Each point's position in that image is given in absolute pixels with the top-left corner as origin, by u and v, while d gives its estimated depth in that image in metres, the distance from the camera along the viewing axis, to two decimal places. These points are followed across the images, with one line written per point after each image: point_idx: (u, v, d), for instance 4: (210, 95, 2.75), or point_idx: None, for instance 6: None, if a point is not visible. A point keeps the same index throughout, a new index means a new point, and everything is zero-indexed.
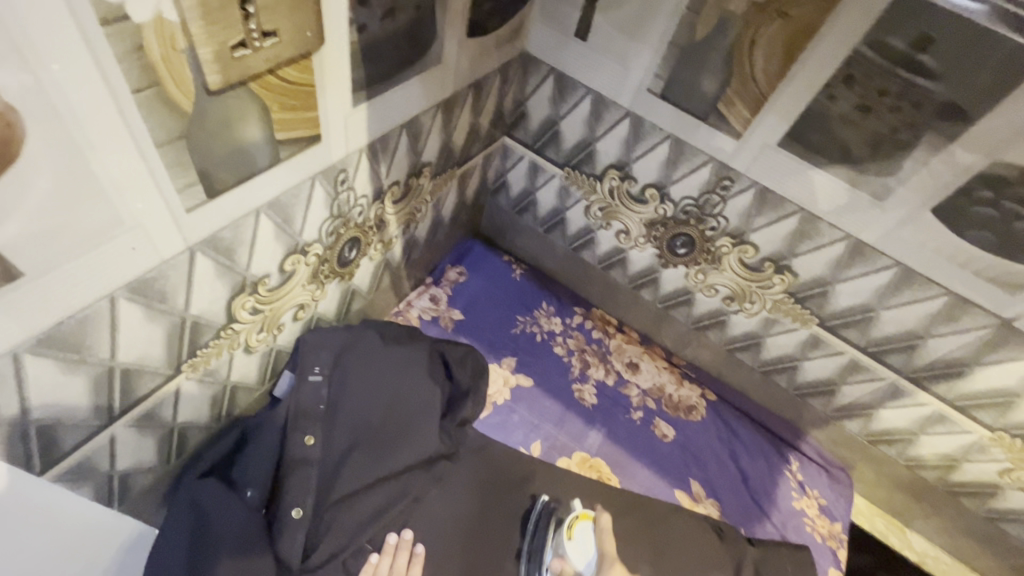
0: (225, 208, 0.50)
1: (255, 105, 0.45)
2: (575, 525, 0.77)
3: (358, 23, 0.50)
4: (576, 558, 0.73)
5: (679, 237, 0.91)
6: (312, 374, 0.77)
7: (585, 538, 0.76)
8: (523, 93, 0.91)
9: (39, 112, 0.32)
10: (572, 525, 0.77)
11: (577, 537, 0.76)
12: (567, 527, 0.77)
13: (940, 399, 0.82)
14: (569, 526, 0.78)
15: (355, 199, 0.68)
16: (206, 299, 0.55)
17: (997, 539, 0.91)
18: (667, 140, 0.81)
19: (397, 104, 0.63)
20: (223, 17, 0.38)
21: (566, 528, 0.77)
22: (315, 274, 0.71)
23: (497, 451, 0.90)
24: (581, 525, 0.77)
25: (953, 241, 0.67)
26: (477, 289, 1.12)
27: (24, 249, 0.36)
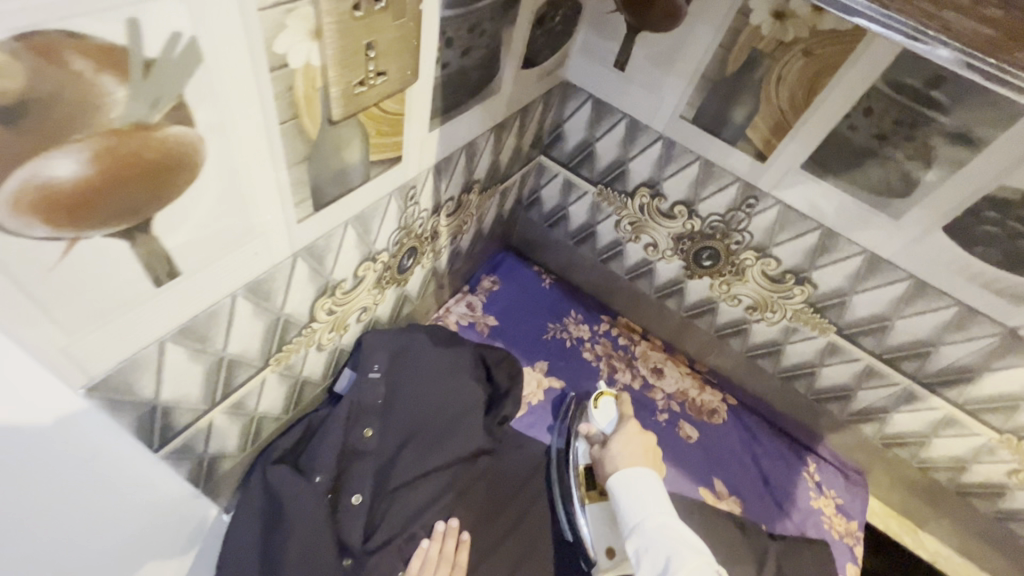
0: (324, 220, 0.57)
1: (360, 132, 0.53)
2: (600, 398, 0.96)
3: (442, 61, 0.58)
4: (600, 421, 0.92)
5: (705, 250, 0.97)
6: (371, 372, 0.84)
7: (607, 409, 0.94)
8: (562, 116, 0.98)
9: (218, 142, 0.39)
10: (598, 399, 0.95)
11: (601, 407, 0.94)
12: (595, 399, 0.95)
13: (950, 403, 0.88)
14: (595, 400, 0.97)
15: (419, 212, 0.76)
16: (298, 299, 0.62)
17: (1006, 539, 0.96)
18: (697, 161, 0.88)
19: (461, 128, 0.71)
20: (352, 62, 0.45)
21: (594, 400, 0.95)
22: (379, 279, 0.78)
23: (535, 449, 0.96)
24: (606, 400, 0.96)
25: (962, 256, 0.73)
26: (510, 297, 1.19)
27: (186, 253, 0.43)
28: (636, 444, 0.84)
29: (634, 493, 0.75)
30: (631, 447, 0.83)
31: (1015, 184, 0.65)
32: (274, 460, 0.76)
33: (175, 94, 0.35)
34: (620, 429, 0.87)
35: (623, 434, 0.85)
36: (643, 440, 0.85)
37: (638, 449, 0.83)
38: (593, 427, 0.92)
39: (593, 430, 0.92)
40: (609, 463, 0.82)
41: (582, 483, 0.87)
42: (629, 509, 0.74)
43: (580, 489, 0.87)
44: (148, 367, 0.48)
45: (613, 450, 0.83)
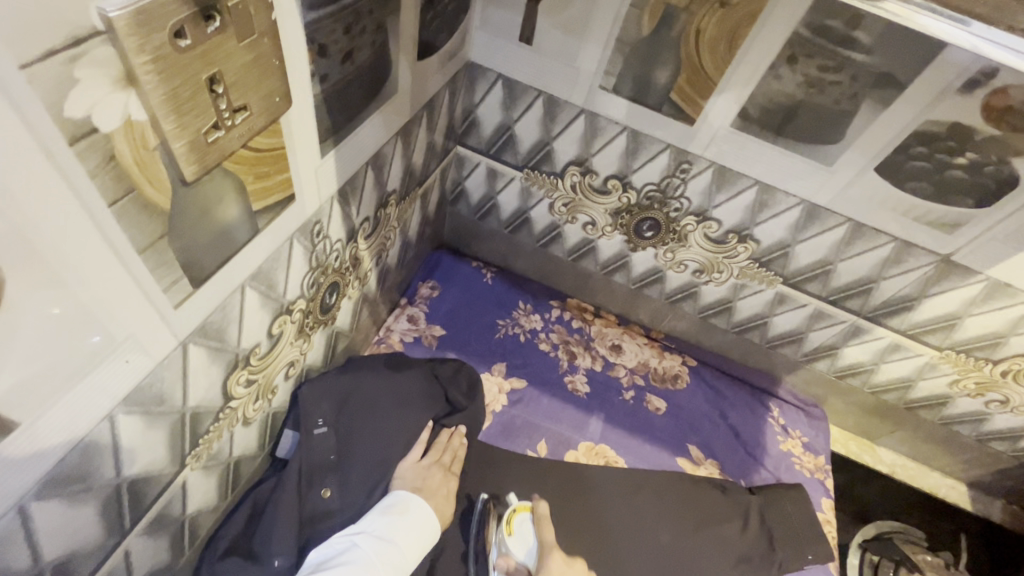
0: (212, 293, 0.46)
1: (231, 184, 0.42)
2: (513, 519, 0.80)
3: (320, 73, 0.47)
4: (518, 551, 0.77)
5: (645, 222, 0.93)
6: (317, 427, 0.74)
7: (525, 533, 0.79)
8: (472, 102, 0.89)
9: (16, 255, 0.29)
10: (512, 520, 0.80)
11: (517, 532, 0.79)
12: (507, 522, 0.80)
13: (895, 331, 0.90)
14: (508, 521, 0.80)
15: (332, 246, 0.65)
16: (203, 387, 0.51)
17: (952, 440, 1.04)
18: (624, 132, 0.82)
19: (361, 142, 0.61)
20: (194, 105, 0.34)
21: (506, 523, 0.80)
22: (302, 328, 0.68)
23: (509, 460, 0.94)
24: (520, 518, 0.80)
25: (897, 193, 0.73)
26: (453, 301, 1.11)
27: (17, 401, 0.33)
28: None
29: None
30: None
31: (941, 117, 0.64)
32: (222, 554, 0.67)
33: None
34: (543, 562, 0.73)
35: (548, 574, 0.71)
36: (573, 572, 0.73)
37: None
38: (511, 562, 0.77)
39: (512, 564, 0.76)
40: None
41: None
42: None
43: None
44: (15, 537, 0.37)
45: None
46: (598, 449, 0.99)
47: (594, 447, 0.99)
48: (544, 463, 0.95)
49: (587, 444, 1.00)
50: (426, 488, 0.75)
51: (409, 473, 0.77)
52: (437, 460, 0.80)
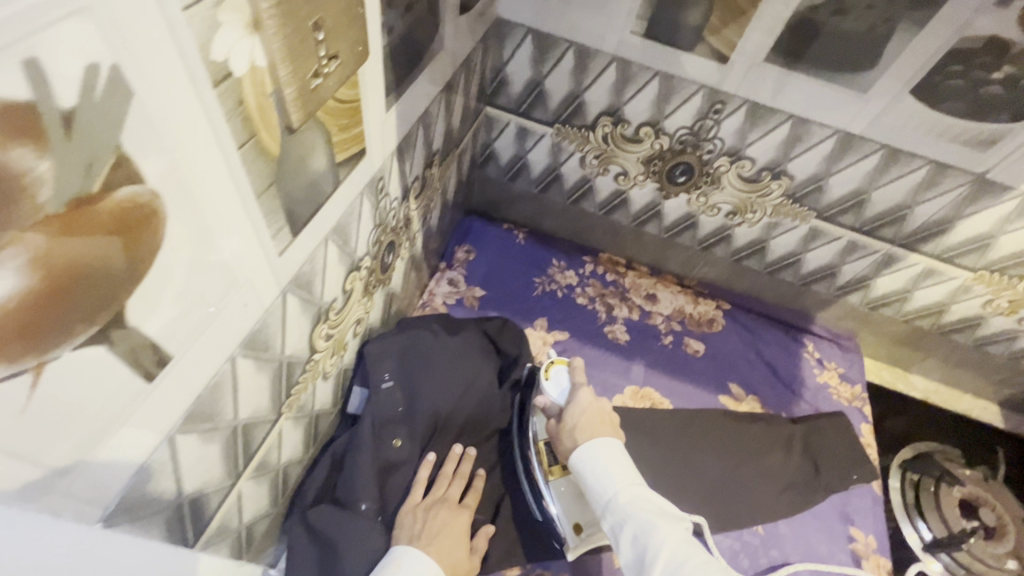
0: (305, 245, 0.49)
1: (322, 134, 0.44)
2: (550, 368, 0.78)
3: (388, 26, 0.49)
4: (552, 392, 0.76)
5: (678, 167, 0.95)
6: (384, 381, 0.78)
7: (561, 376, 0.78)
8: (501, 60, 0.90)
9: (176, 194, 0.31)
10: (548, 366, 0.78)
11: (552, 375, 0.77)
12: (544, 368, 0.78)
13: (929, 256, 0.93)
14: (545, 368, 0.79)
15: (390, 204, 0.68)
16: (296, 338, 0.55)
17: (983, 360, 1.07)
18: (656, 78, 0.84)
19: (415, 98, 0.63)
20: (302, 52, 0.36)
21: (542, 369, 0.78)
22: (367, 286, 0.71)
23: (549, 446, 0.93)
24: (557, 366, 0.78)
25: (932, 115, 0.74)
26: (489, 263, 1.14)
27: (172, 335, 0.36)
28: (596, 413, 0.71)
29: (600, 465, 0.64)
30: (591, 420, 0.70)
31: (977, 33, 0.65)
32: (312, 502, 0.71)
33: (113, 146, 0.26)
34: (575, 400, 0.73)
35: (578, 407, 0.72)
36: (603, 410, 0.73)
37: (599, 419, 0.71)
38: (545, 400, 0.77)
39: (548, 404, 0.76)
40: (567, 440, 0.70)
41: (542, 458, 0.79)
42: (596, 483, 0.64)
43: (543, 466, 0.78)
44: (165, 470, 0.41)
45: (569, 427, 0.71)
46: (643, 392, 1.03)
47: (639, 390, 1.03)
48: None
49: (632, 387, 1.04)
50: (423, 532, 0.71)
51: (409, 518, 0.73)
52: (442, 496, 0.77)
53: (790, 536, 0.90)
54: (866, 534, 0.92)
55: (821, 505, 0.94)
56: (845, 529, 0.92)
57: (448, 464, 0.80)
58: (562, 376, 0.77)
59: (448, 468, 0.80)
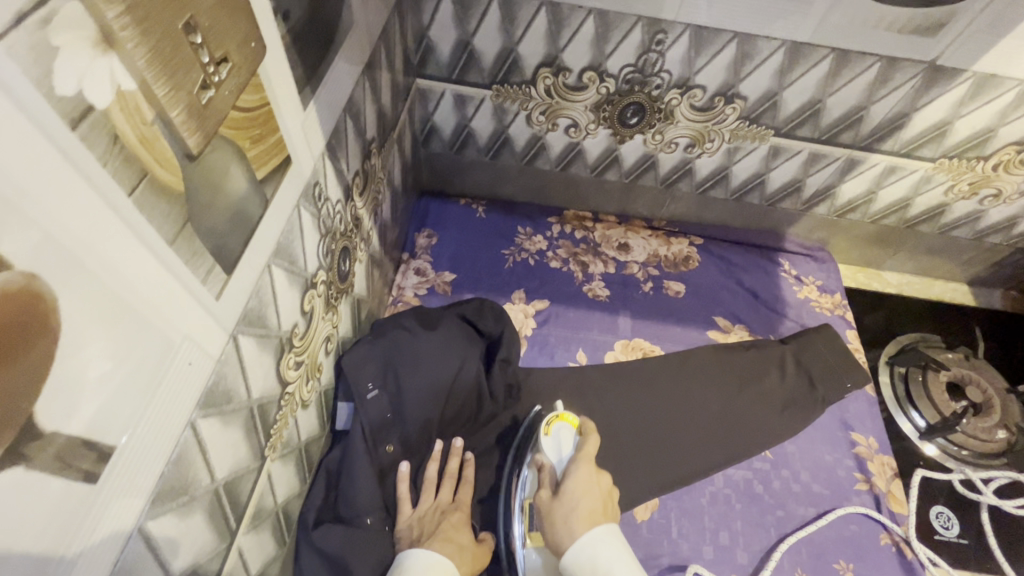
0: (244, 277, 0.43)
1: (233, 151, 0.38)
2: (552, 426, 0.78)
3: (282, 10, 0.42)
4: (551, 455, 0.75)
5: (629, 108, 0.90)
6: (369, 391, 0.74)
7: (563, 438, 0.77)
8: (422, 25, 0.82)
9: (62, 269, 0.26)
10: (551, 424, 0.78)
11: (552, 437, 0.77)
12: (546, 424, 0.78)
13: (889, 154, 0.92)
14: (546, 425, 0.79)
15: (334, 209, 0.62)
16: (261, 378, 0.50)
17: (950, 245, 1.10)
18: (591, 16, 0.78)
19: (335, 87, 0.56)
20: (179, 62, 0.30)
21: (545, 425, 0.78)
22: (328, 300, 0.66)
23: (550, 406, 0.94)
24: (559, 424, 0.78)
25: (879, 8, 0.71)
26: (454, 243, 1.09)
27: (106, 425, 0.31)
28: (594, 495, 0.68)
29: (605, 572, 0.60)
30: (591, 504, 0.67)
31: None
32: (314, 523, 0.67)
33: None
34: (571, 471, 0.71)
35: (575, 484, 0.69)
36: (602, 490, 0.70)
37: (597, 506, 0.67)
38: (541, 461, 0.75)
39: (545, 466, 0.75)
40: (560, 518, 0.66)
41: (525, 519, 0.73)
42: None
43: (522, 530, 0.73)
44: (144, 560, 0.37)
45: (565, 510, 0.67)
46: (633, 343, 1.02)
47: (629, 342, 1.02)
48: (588, 371, 0.97)
49: (622, 341, 1.02)
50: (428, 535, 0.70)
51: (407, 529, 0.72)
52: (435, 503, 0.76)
53: (797, 454, 0.93)
54: (866, 436, 0.95)
55: (821, 418, 0.96)
56: (846, 436, 0.95)
57: (450, 463, 0.80)
58: (562, 441, 0.76)
59: (452, 465, 0.80)
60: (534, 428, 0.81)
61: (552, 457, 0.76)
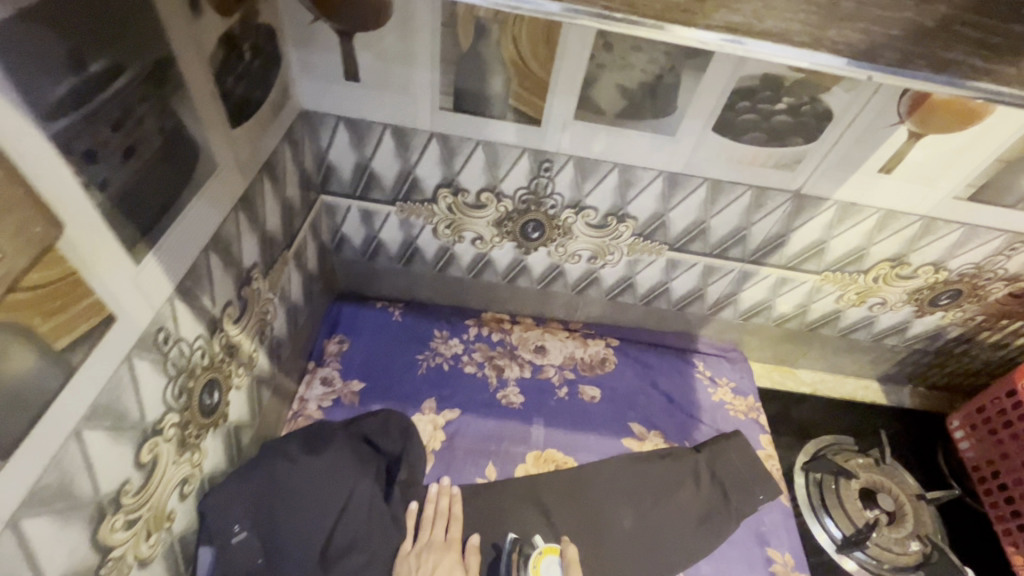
0: (33, 452, 0.40)
1: (12, 332, 0.36)
2: (541, 562, 0.80)
3: (98, 181, 0.42)
4: None
5: (529, 224, 0.93)
6: (234, 535, 0.68)
7: (552, 574, 0.79)
8: (320, 148, 0.85)
9: None
10: (538, 564, 0.79)
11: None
12: (534, 568, 0.79)
13: (777, 267, 0.96)
14: (535, 565, 0.80)
15: (191, 346, 0.60)
16: (61, 556, 0.45)
17: (854, 346, 1.13)
18: (479, 146, 0.81)
19: (190, 231, 0.56)
20: None
21: (533, 566, 0.79)
22: (184, 441, 0.62)
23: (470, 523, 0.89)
24: (547, 559, 0.80)
25: (738, 146, 0.76)
26: (366, 350, 1.07)
27: None
28: None
29: None
30: None
31: (753, 72, 0.68)
32: None
33: None
34: None
35: None
36: None
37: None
38: None
39: None
40: None
41: None
42: None
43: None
44: None
45: None
46: (545, 455, 0.98)
47: (541, 455, 0.99)
48: (496, 488, 0.93)
49: (534, 453, 0.99)
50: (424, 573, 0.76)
51: None
52: (430, 538, 0.82)
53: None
54: (783, 552, 0.92)
55: (735, 532, 0.93)
56: (762, 553, 0.92)
57: (428, 507, 0.86)
58: (555, 572, 0.79)
59: (430, 510, 0.86)
60: (514, 568, 0.82)
61: None
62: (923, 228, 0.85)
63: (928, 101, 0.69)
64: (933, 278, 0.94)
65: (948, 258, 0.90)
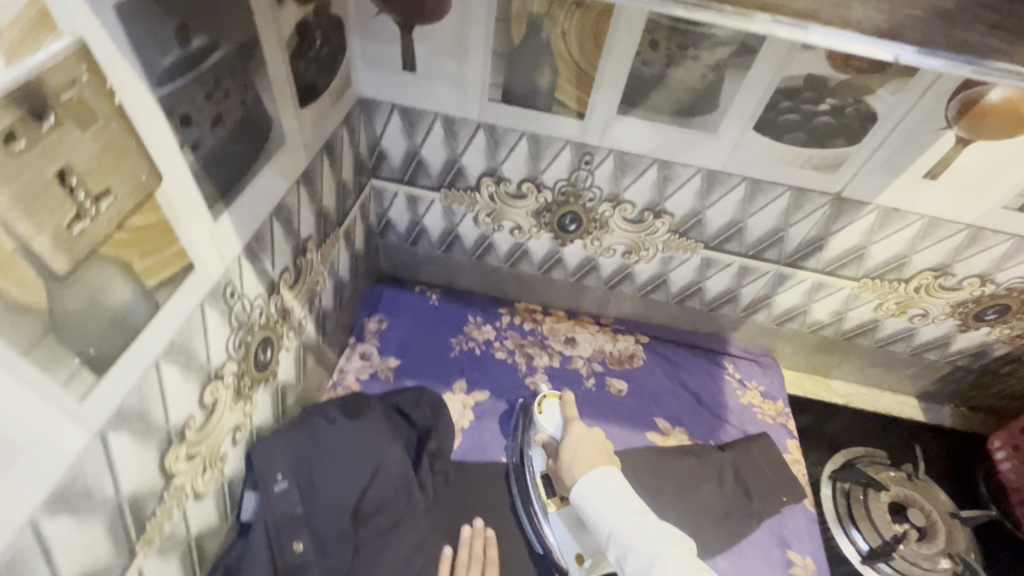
0: (123, 375, 0.46)
1: (116, 267, 0.42)
2: (543, 402, 0.94)
3: (190, 143, 0.48)
4: (547, 425, 0.91)
5: (566, 216, 0.96)
6: (276, 483, 0.73)
7: (552, 412, 0.93)
8: (375, 135, 0.90)
9: None
10: (542, 402, 0.94)
11: (546, 411, 0.93)
12: (539, 403, 0.94)
13: (814, 272, 0.96)
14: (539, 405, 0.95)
15: (251, 304, 0.65)
16: (135, 473, 0.51)
17: (892, 359, 1.11)
18: (524, 137, 0.85)
19: (258, 197, 0.61)
20: (46, 203, 0.35)
21: (537, 404, 0.94)
22: (239, 390, 0.67)
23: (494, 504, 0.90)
24: (550, 402, 0.94)
25: (779, 146, 0.77)
26: (403, 329, 1.12)
27: None
28: (588, 444, 0.83)
29: (601, 503, 0.74)
30: (585, 450, 0.82)
31: (798, 72, 0.69)
32: None
33: None
34: (568, 432, 0.86)
35: (571, 437, 0.84)
36: (597, 441, 0.85)
37: (593, 449, 0.82)
38: (543, 435, 0.91)
39: (546, 437, 0.90)
40: (569, 472, 0.80)
41: (542, 491, 0.87)
42: (599, 519, 0.74)
43: (543, 499, 0.86)
44: None
45: (568, 459, 0.82)
46: None
47: None
48: None
49: None
50: None
51: None
52: None
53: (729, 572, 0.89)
54: (803, 557, 0.92)
55: (756, 533, 0.93)
56: (782, 555, 0.92)
57: (462, 553, 0.81)
58: (554, 409, 0.93)
59: (463, 553, 0.81)
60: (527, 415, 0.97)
61: (549, 427, 0.92)
62: (970, 237, 0.84)
63: (978, 106, 0.68)
64: (979, 291, 0.92)
65: (995, 270, 0.88)
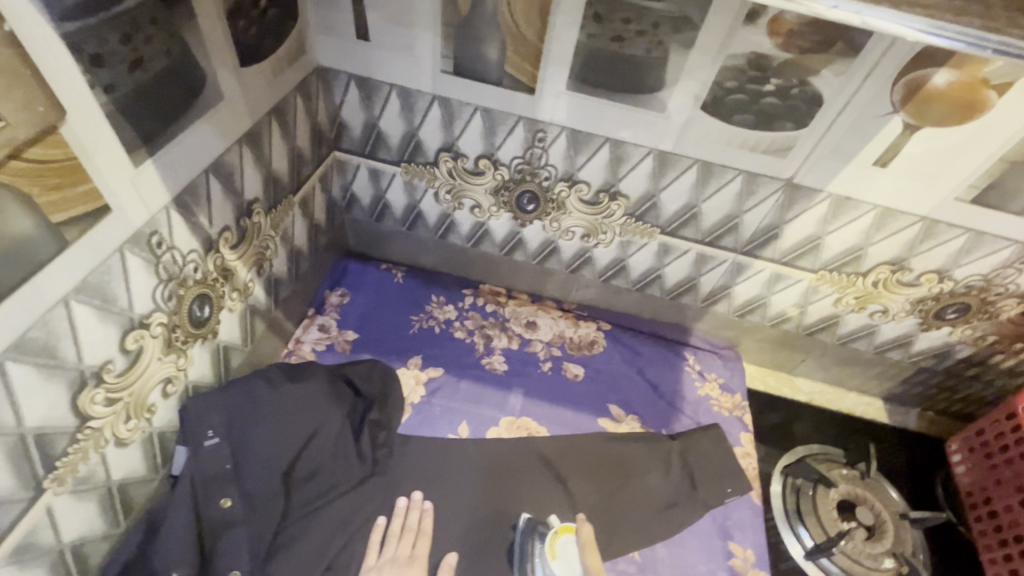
0: (26, 305, 0.48)
1: (13, 196, 0.43)
2: (557, 541, 0.80)
3: (103, 83, 0.49)
4: None
5: (524, 195, 0.96)
6: (207, 439, 0.74)
7: (569, 556, 0.78)
8: (334, 105, 0.91)
9: None
10: (555, 543, 0.80)
11: (561, 557, 0.78)
12: (551, 546, 0.79)
13: (771, 261, 0.95)
14: (551, 545, 0.80)
15: (183, 257, 0.66)
16: (42, 407, 0.52)
17: (855, 357, 1.09)
18: (477, 111, 0.86)
19: (191, 151, 0.62)
20: None
21: (549, 547, 0.79)
22: (170, 343, 0.68)
23: (435, 479, 0.89)
24: (562, 540, 0.80)
25: (727, 127, 0.77)
26: (364, 304, 1.12)
27: None
28: None
29: None
30: None
31: (740, 49, 0.69)
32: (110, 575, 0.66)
33: None
34: None
35: None
36: None
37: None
38: None
39: None
40: None
41: None
42: None
43: None
44: None
45: None
46: (519, 422, 0.99)
47: (515, 421, 0.99)
48: (467, 447, 0.94)
49: (508, 419, 1.00)
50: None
51: None
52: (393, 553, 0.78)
53: (667, 559, 0.88)
54: (745, 548, 0.91)
55: (698, 522, 0.92)
56: (722, 546, 0.91)
57: (394, 522, 0.81)
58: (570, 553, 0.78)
59: (396, 523, 0.81)
60: (532, 545, 0.82)
61: None
62: (925, 230, 0.82)
63: (923, 90, 0.67)
64: (937, 288, 0.90)
65: (953, 266, 0.86)
